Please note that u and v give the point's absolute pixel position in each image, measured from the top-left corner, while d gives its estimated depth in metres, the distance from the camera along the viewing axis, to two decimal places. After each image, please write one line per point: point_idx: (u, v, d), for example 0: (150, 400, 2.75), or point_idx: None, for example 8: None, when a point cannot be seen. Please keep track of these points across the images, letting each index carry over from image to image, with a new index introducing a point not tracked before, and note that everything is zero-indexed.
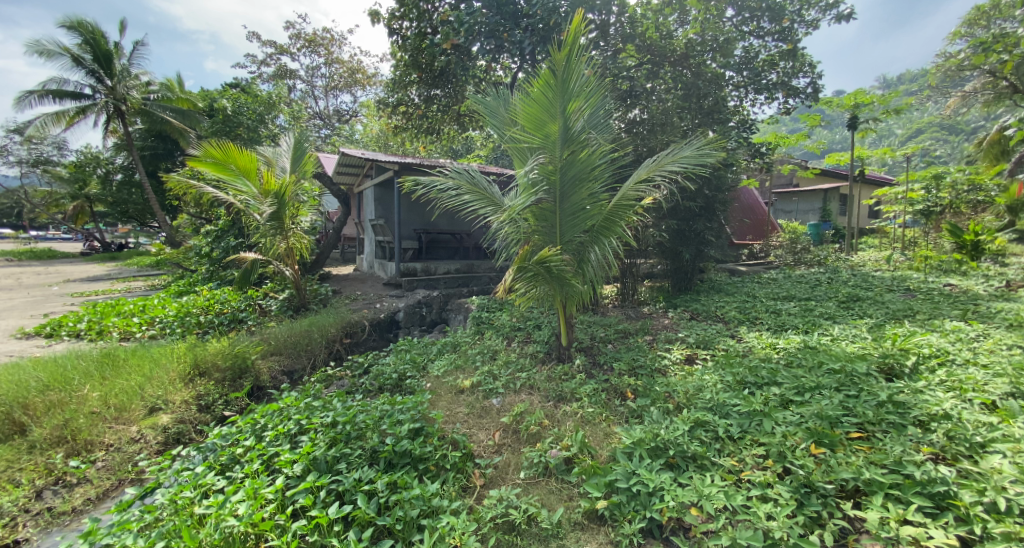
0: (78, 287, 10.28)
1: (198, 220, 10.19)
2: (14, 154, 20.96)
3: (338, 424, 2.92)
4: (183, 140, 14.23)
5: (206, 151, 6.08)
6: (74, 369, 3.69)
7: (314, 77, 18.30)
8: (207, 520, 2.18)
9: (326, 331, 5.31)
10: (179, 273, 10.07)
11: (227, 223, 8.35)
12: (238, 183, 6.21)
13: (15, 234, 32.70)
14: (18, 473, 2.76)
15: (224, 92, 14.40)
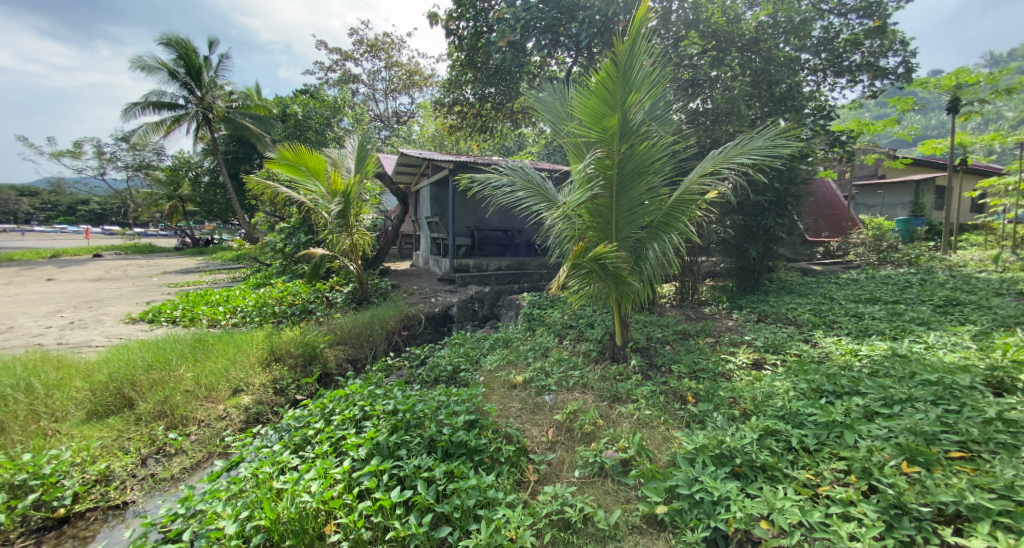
0: (172, 278, 11.42)
1: (273, 218, 10.99)
2: (122, 160, 23.64)
3: (398, 412, 3.05)
4: (261, 144, 15.61)
5: (281, 154, 6.55)
6: (172, 352, 4.11)
7: (375, 81, 19.10)
8: (284, 494, 2.35)
9: (386, 323, 5.54)
10: (256, 266, 10.92)
11: (298, 221, 8.95)
12: (308, 183, 6.62)
13: (123, 232, 36.84)
14: (127, 442, 3.11)
15: (295, 98, 15.41)
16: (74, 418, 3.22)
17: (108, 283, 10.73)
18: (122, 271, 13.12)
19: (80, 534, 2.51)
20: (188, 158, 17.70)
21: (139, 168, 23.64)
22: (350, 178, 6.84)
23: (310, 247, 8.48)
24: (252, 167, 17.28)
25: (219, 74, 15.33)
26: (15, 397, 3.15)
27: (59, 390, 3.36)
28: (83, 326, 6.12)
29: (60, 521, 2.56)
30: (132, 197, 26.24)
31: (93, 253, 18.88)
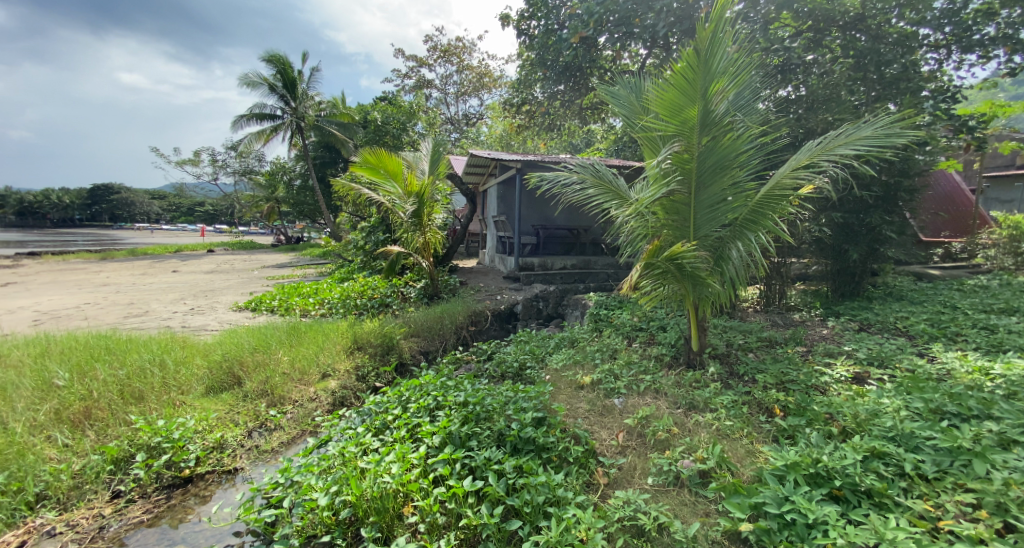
0: (270, 272, 12.65)
1: (355, 217, 11.80)
2: (231, 166, 26.63)
3: (469, 404, 3.14)
4: (343, 150, 16.75)
5: (364, 158, 7.07)
6: (272, 337, 4.56)
7: (447, 85, 19.77)
8: (367, 473, 2.51)
9: (455, 318, 5.71)
10: (340, 262, 11.77)
11: (377, 219, 9.48)
12: (387, 185, 7.04)
13: (231, 232, 41.45)
14: (237, 415, 3.48)
15: (375, 105, 16.41)
16: (195, 392, 3.68)
17: (218, 275, 12.12)
18: (230, 265, 14.78)
19: (201, 493, 2.85)
20: (283, 163, 19.50)
21: (244, 173, 26.45)
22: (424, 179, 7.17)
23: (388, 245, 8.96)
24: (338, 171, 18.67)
25: (311, 86, 16.73)
26: (150, 371, 3.65)
27: (185, 367, 3.85)
28: (200, 312, 6.97)
29: (185, 480, 2.92)
30: (238, 199, 29.41)
31: (208, 248, 21.41)
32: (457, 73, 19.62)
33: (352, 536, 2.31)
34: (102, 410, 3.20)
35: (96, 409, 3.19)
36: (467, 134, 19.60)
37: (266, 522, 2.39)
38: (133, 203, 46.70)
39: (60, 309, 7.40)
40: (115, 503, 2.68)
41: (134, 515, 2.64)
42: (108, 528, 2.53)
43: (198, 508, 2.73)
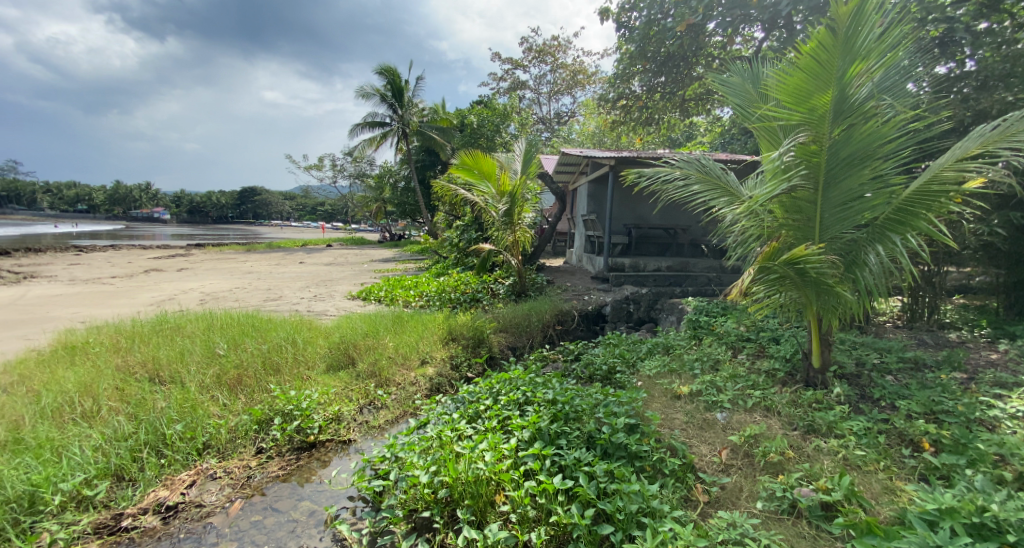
0: (377, 265, 13.79)
1: (451, 217, 12.39)
2: (346, 170, 29.57)
3: (558, 402, 3.13)
4: (442, 153, 17.72)
5: (461, 160, 7.37)
6: (380, 324, 4.96)
7: (541, 85, 19.95)
8: (463, 458, 2.61)
9: (543, 316, 5.71)
10: (436, 258, 12.45)
11: (471, 219, 9.81)
12: (482, 185, 7.27)
13: (345, 228, 45.92)
14: (351, 392, 3.84)
15: (472, 109, 17.10)
16: (318, 368, 4.12)
17: (334, 267, 13.51)
18: (344, 258, 16.41)
19: (322, 458, 3.18)
20: (389, 166, 21.21)
21: (357, 176, 29.24)
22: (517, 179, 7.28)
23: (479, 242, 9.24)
24: (436, 172, 19.83)
25: (416, 93, 17.96)
26: (283, 347, 4.17)
27: (310, 345, 4.34)
28: (320, 299, 7.81)
29: (310, 445, 3.29)
30: (351, 199, 32.48)
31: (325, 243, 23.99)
32: (551, 73, 19.70)
33: (448, 516, 2.42)
34: (249, 378, 3.72)
35: (245, 377, 3.73)
36: (559, 133, 19.59)
37: (374, 491, 2.61)
38: (270, 202, 53.96)
39: (215, 291, 8.77)
40: (259, 457, 3.09)
41: (272, 470, 3.02)
42: (253, 478, 2.93)
43: (320, 471, 3.04)
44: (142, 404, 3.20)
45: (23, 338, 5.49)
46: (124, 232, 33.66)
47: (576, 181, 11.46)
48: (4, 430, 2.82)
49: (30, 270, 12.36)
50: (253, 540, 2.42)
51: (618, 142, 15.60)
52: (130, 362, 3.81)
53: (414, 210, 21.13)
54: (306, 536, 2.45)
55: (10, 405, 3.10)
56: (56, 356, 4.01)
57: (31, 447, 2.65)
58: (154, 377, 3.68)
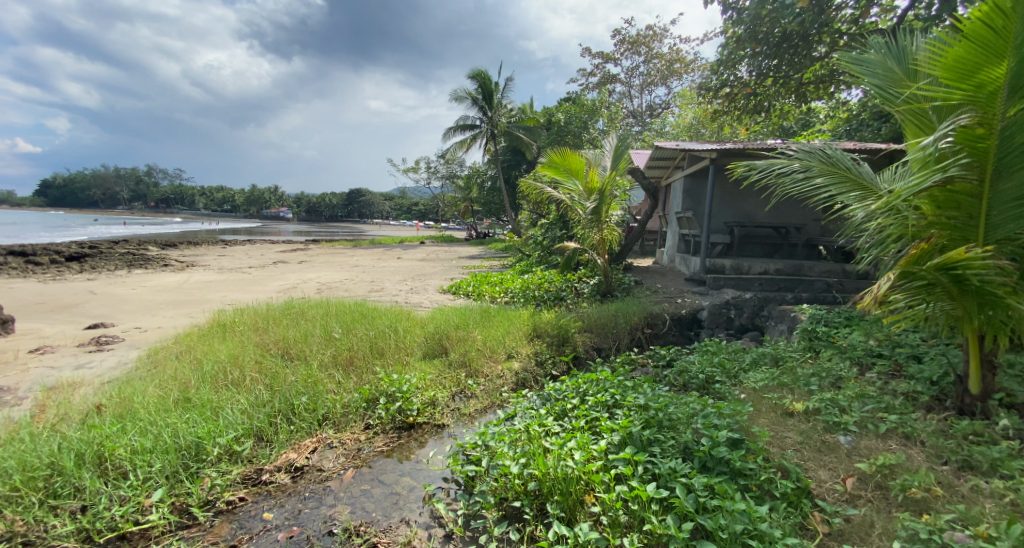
0: (464, 262, 14.39)
1: (536, 215, 12.51)
2: (439, 170, 31.20)
3: (650, 408, 3.00)
4: (529, 151, 18.00)
5: (550, 158, 7.38)
6: (470, 317, 5.18)
7: (633, 77, 19.30)
8: (552, 454, 2.62)
9: (631, 318, 5.50)
10: (521, 255, 12.63)
11: (557, 217, 9.79)
12: (569, 183, 7.19)
13: (436, 225, 48.40)
14: (444, 379, 4.05)
15: (561, 106, 17.08)
16: (416, 354, 4.41)
17: (426, 263, 14.28)
18: (435, 254, 17.30)
19: (420, 439, 3.39)
20: (480, 167, 21.95)
21: (449, 177, 30.67)
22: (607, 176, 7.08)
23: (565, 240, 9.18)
24: (524, 171, 20.12)
25: (506, 94, 18.42)
26: (386, 335, 4.54)
27: (408, 334, 4.66)
28: (415, 292, 8.31)
29: (409, 425, 3.51)
30: (443, 199, 34.17)
31: (418, 241, 25.53)
32: (645, 63, 18.99)
33: (538, 509, 2.44)
34: (359, 360, 4.10)
35: (356, 359, 4.11)
36: (651, 126, 18.78)
37: (467, 475, 2.72)
38: (373, 202, 58.74)
39: (328, 282, 9.74)
40: (367, 432, 3.38)
41: (378, 444, 3.28)
42: (362, 450, 3.20)
43: (418, 450, 3.24)
44: (276, 377, 3.68)
45: (183, 316, 6.57)
46: (255, 229, 38.90)
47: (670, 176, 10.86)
48: (178, 390, 3.42)
49: (189, 260, 14.78)
50: (363, 506, 2.65)
51: (717, 134, 14.55)
52: (266, 340, 4.40)
53: (500, 209, 21.60)
54: (407, 509, 2.62)
55: (181, 370, 3.74)
56: (211, 332, 4.75)
57: (196, 406, 3.17)
58: (284, 352, 4.21)
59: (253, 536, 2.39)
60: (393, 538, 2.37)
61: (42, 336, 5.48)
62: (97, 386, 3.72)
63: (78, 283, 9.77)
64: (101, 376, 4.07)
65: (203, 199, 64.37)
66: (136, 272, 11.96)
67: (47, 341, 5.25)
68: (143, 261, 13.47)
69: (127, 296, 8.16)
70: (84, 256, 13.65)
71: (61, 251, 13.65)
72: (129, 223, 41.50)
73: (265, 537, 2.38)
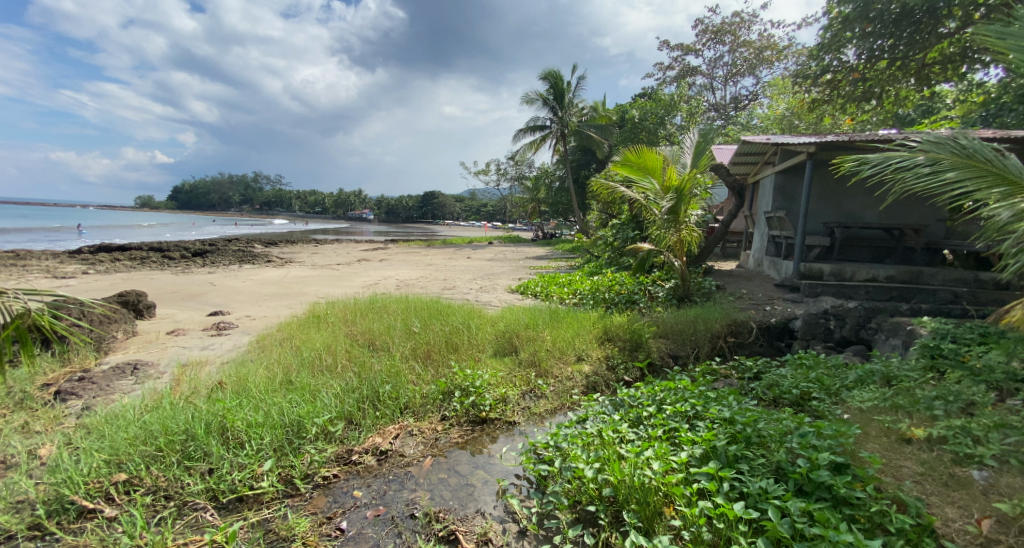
0: (533, 262, 14.46)
1: (605, 215, 12.27)
2: (508, 170, 31.73)
3: (737, 422, 2.80)
4: (601, 150, 17.79)
5: (625, 156, 7.14)
6: (540, 318, 5.21)
7: (716, 68, 18.21)
8: (628, 461, 2.55)
9: (711, 325, 5.17)
10: (588, 256, 12.44)
11: (629, 217, 9.51)
12: (645, 181, 6.91)
13: (505, 226, 49.25)
14: (515, 377, 4.09)
15: (637, 103, 16.61)
16: (487, 351, 4.50)
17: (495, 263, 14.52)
18: (504, 255, 17.56)
19: (492, 434, 3.45)
20: (550, 167, 21.96)
21: (518, 178, 30.93)
22: (686, 173, 6.71)
23: (642, 241, 8.87)
24: (594, 171, 19.88)
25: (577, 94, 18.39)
26: (460, 332, 4.70)
27: (480, 331, 4.78)
28: (485, 291, 8.49)
29: (483, 420, 3.59)
30: (513, 200, 34.57)
31: (488, 241, 26.10)
32: (730, 53, 17.86)
33: (613, 516, 2.38)
34: (435, 354, 4.28)
35: (432, 353, 4.30)
36: (735, 120, 17.61)
37: (540, 474, 2.74)
38: (448, 203, 60.98)
39: (405, 279, 10.24)
40: (443, 423, 3.51)
41: (453, 436, 3.40)
42: (439, 440, 3.33)
43: (490, 445, 3.31)
44: (362, 365, 3.96)
45: (280, 307, 7.26)
46: (340, 229, 42.16)
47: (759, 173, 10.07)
48: (282, 373, 3.79)
49: (286, 256, 16.36)
50: (441, 494, 2.75)
51: (813, 126, 13.28)
52: (353, 331, 4.74)
53: (568, 209, 21.39)
54: (482, 501, 2.68)
55: (283, 355, 4.14)
56: (307, 321, 5.21)
57: (298, 388, 3.49)
58: (369, 342, 4.51)
59: (345, 511, 2.57)
60: (470, 528, 2.43)
61: (174, 320, 6.35)
62: (217, 366, 4.23)
63: (200, 276, 11.19)
64: (221, 357, 4.62)
65: (299, 201, 70.78)
66: (244, 266, 13.45)
67: (178, 325, 6.06)
68: (249, 257, 15.13)
69: (236, 288, 9.20)
70: (205, 252, 15.58)
71: (186, 248, 15.72)
72: (240, 222, 46.80)
73: (355, 513, 2.56)
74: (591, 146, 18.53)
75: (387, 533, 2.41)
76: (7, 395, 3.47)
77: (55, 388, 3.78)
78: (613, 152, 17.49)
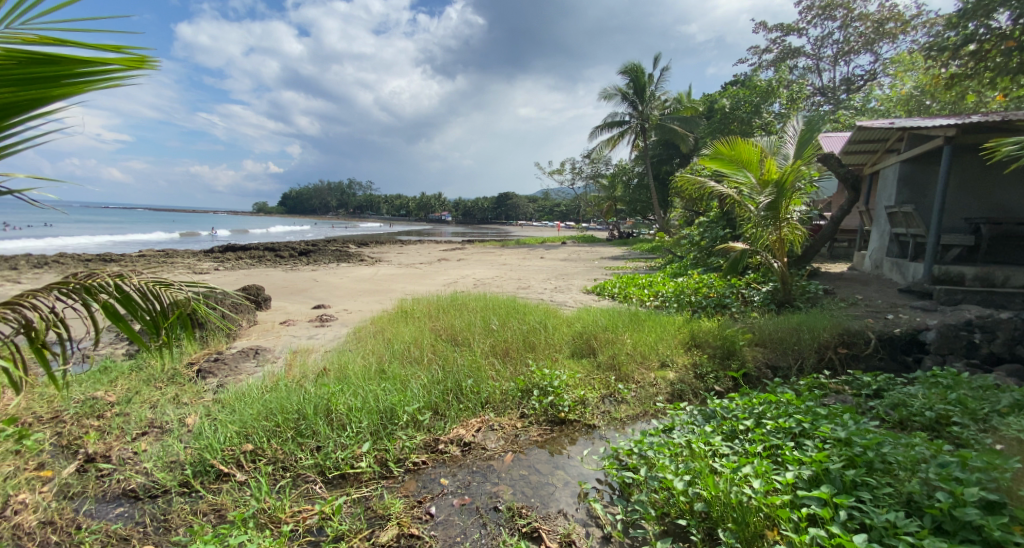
0: (610, 262, 14.08)
1: (691, 213, 11.62)
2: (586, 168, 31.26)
3: (854, 443, 2.49)
4: (683, 144, 17.10)
5: (715, 149, 6.63)
6: (620, 320, 5.06)
7: (823, 47, 16.41)
8: (723, 476, 2.38)
9: (818, 334, 4.67)
10: (671, 256, 11.86)
11: (719, 215, 8.90)
12: (739, 175, 6.40)
13: (581, 225, 48.57)
14: (594, 380, 4.02)
15: (728, 92, 15.52)
16: (565, 352, 4.48)
17: (570, 263, 14.37)
18: (580, 254, 17.31)
19: (571, 436, 3.41)
20: (630, 163, 21.29)
21: (595, 176, 30.32)
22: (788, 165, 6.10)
23: (734, 240, 8.26)
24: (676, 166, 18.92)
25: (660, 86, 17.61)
26: (538, 331, 4.73)
27: (558, 331, 4.78)
28: (561, 291, 8.44)
29: (562, 421, 3.57)
30: (587, 198, 33.97)
31: (564, 240, 25.91)
32: (841, 29, 15.99)
33: (706, 532, 2.24)
34: (513, 351, 4.35)
35: (511, 350, 4.37)
36: (847, 103, 15.72)
37: (624, 481, 2.66)
38: None
39: (482, 278, 10.51)
40: (523, 420, 3.54)
41: (533, 434, 3.41)
42: (519, 437, 3.37)
43: (570, 446, 3.27)
44: (446, 359, 4.13)
45: (371, 302, 7.81)
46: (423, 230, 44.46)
47: (878, 164, 8.89)
48: (376, 363, 4.08)
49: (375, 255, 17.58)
50: (522, 490, 2.78)
51: (948, 106, 11.43)
52: (436, 326, 4.97)
53: (649, 207, 20.57)
54: (564, 503, 2.66)
55: (377, 347, 4.46)
56: (396, 316, 5.55)
57: (390, 377, 3.74)
58: (452, 337, 4.70)
59: (433, 497, 2.69)
60: (552, 527, 2.43)
61: (285, 312, 7.11)
62: (322, 354, 4.66)
63: (303, 272, 12.41)
64: (323, 346, 5.08)
65: (389, 203, 75.65)
66: (340, 264, 14.66)
67: (289, 316, 6.77)
68: (344, 256, 16.46)
69: (332, 284, 10.05)
70: (308, 251, 17.23)
71: (294, 247, 17.50)
72: (338, 224, 51.19)
73: (443, 500, 2.67)
74: (674, 140, 17.76)
75: (472, 522, 2.48)
76: (162, 372, 4.12)
77: (197, 366, 4.41)
78: (701, 146, 16.48)
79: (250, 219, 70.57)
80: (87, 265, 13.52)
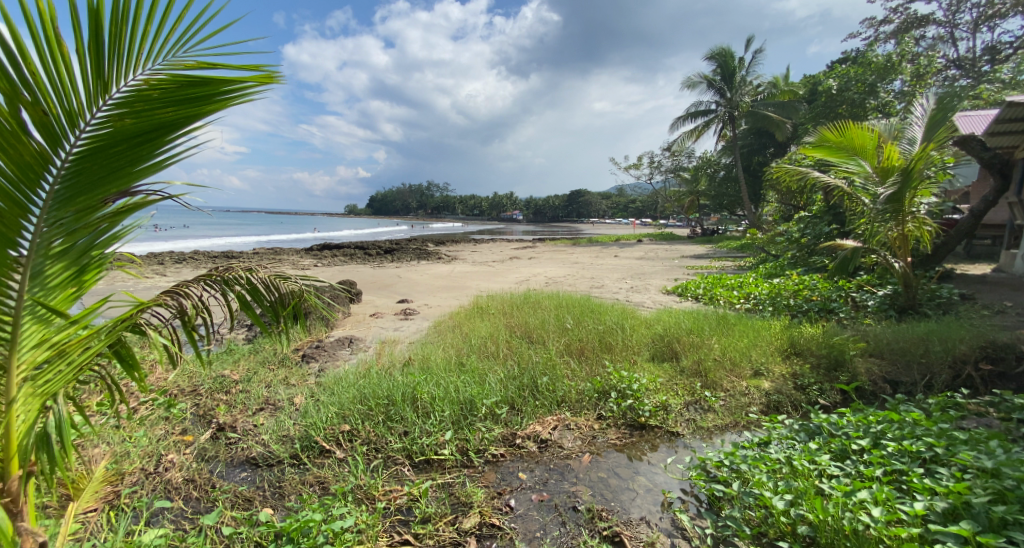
0: (694, 261, 13.31)
1: (788, 208, 10.62)
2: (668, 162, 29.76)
3: (1004, 475, 2.12)
4: (781, 131, 15.60)
5: (820, 136, 5.96)
6: (705, 323, 4.77)
7: (960, 11, 14.10)
8: (833, 499, 2.15)
9: (951, 346, 4.04)
10: (763, 255, 10.94)
11: (823, 209, 8.03)
12: (851, 164, 5.70)
13: (660, 223, 46.47)
14: (677, 385, 3.84)
15: (835, 71, 13.95)
16: (644, 355, 4.33)
17: (650, 261, 13.80)
18: (660, 253, 16.55)
19: (652, 442, 3.28)
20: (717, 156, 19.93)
21: (677, 170, 28.73)
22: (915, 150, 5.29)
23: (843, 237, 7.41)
24: (770, 156, 17.44)
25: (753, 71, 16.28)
26: (615, 331, 4.62)
27: (636, 333, 4.63)
28: (639, 290, 8.15)
29: (642, 425, 3.45)
30: (666, 193, 32.40)
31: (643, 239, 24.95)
32: None
33: None
34: (589, 351, 4.28)
35: (587, 350, 4.31)
36: (991, 75, 13.34)
37: (713, 493, 2.51)
38: None
39: (556, 276, 10.46)
40: (600, 422, 3.46)
41: (611, 437, 3.32)
42: (597, 438, 3.31)
43: (650, 453, 3.15)
44: (523, 356, 4.17)
45: (450, 298, 8.11)
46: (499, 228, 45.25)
47: None
48: (456, 356, 4.24)
49: (454, 253, 18.21)
50: (602, 493, 2.72)
51: None
52: (513, 323, 5.04)
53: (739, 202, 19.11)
54: (647, 510, 2.57)
55: (457, 341, 4.62)
56: (475, 312, 5.72)
57: (469, 370, 3.87)
58: (528, 334, 4.73)
59: (513, 489, 2.74)
60: (635, 533, 2.36)
61: (375, 305, 7.63)
62: (407, 346, 4.93)
63: (389, 269, 13.21)
64: (409, 338, 5.37)
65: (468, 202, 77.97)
66: (421, 261, 15.38)
67: (378, 309, 7.26)
68: (425, 253, 17.24)
69: (415, 280, 10.58)
70: (394, 249, 18.31)
71: (381, 245, 18.68)
72: (420, 223, 53.80)
73: (522, 494, 2.71)
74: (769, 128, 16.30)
75: (551, 519, 2.48)
76: (275, 355, 4.62)
77: (302, 352, 4.89)
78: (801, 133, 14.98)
79: (345, 219, 76.67)
80: (214, 260, 15.56)
